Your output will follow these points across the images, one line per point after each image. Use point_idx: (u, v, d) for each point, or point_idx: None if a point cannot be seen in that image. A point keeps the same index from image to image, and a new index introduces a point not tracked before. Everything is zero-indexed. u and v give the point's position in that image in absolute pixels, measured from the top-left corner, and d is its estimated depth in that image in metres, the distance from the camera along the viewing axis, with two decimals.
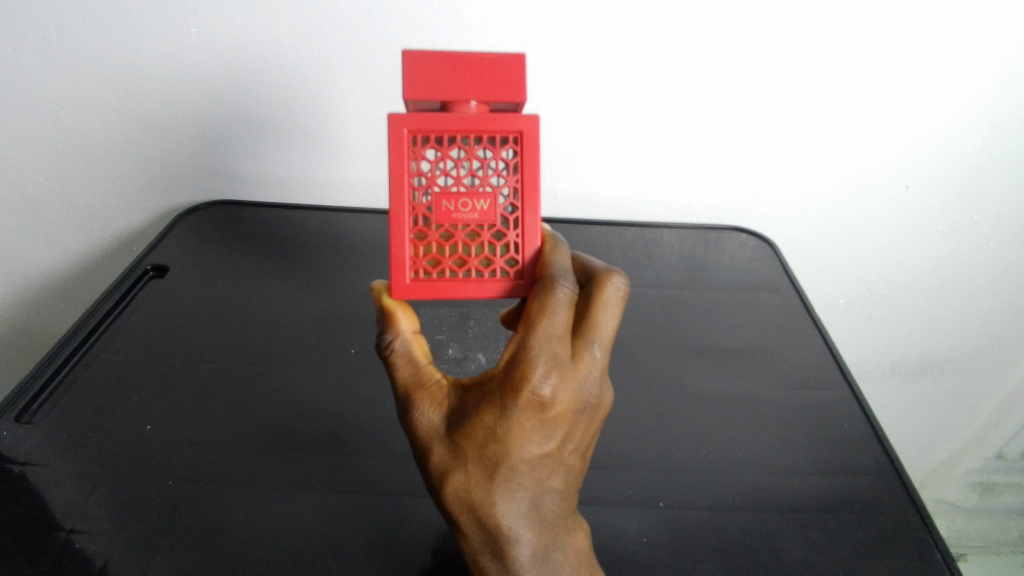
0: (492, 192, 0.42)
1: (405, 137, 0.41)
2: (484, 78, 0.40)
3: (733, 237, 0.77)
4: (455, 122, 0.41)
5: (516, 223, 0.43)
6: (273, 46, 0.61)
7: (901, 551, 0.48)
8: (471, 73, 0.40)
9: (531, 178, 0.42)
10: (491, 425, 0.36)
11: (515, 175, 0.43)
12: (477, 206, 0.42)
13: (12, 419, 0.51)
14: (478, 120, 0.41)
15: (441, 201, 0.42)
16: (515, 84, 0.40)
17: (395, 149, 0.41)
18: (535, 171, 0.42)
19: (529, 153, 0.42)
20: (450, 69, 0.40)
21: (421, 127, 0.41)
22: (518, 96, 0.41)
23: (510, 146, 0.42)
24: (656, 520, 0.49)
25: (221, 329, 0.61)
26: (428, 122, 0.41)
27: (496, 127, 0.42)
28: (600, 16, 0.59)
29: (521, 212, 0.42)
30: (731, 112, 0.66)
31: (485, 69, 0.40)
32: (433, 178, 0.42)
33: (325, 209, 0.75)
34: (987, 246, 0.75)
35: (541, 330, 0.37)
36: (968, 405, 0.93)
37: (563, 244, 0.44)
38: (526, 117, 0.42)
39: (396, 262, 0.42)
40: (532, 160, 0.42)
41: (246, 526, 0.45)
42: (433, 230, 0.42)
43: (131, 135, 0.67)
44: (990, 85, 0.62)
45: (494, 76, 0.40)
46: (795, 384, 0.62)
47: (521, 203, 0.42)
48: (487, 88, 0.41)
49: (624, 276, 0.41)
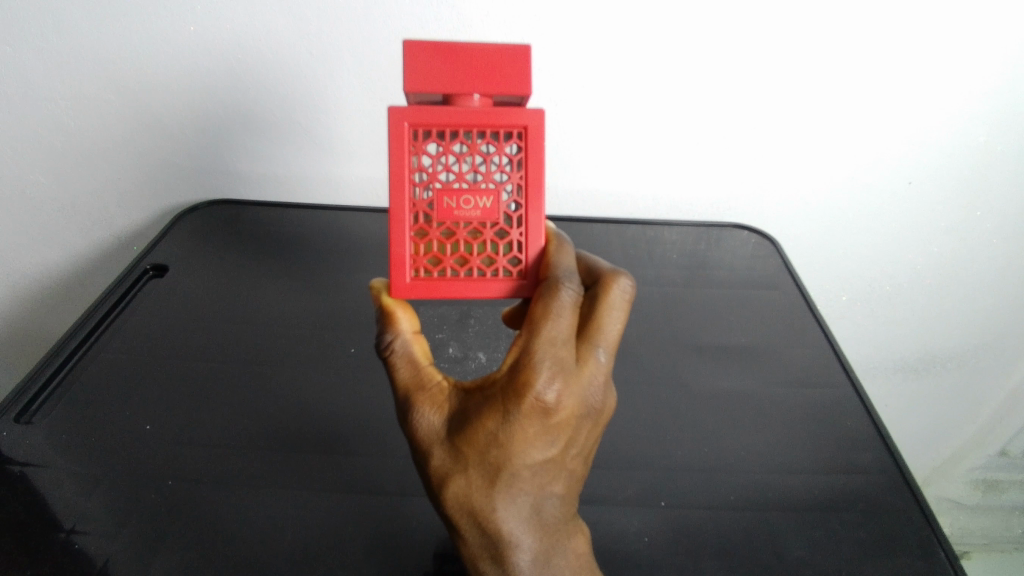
0: (494, 189, 0.42)
1: (405, 131, 0.41)
2: (487, 71, 0.40)
3: (734, 234, 0.76)
4: (457, 117, 0.41)
5: (520, 222, 0.43)
6: (271, 43, 0.60)
7: (905, 551, 0.48)
8: (474, 66, 0.40)
9: (534, 176, 0.42)
10: (493, 430, 0.36)
11: (518, 172, 0.42)
12: (479, 203, 0.42)
13: (13, 419, 0.51)
14: (481, 114, 0.41)
15: (442, 198, 0.42)
16: (519, 76, 0.40)
17: (396, 143, 0.41)
18: (540, 167, 0.42)
19: (533, 149, 0.42)
20: (452, 61, 0.39)
21: (422, 121, 0.41)
22: (522, 90, 0.40)
23: (514, 141, 0.42)
24: (657, 519, 0.48)
25: (220, 329, 0.61)
26: (430, 116, 0.41)
27: (499, 122, 0.41)
28: (600, 11, 0.58)
29: (524, 210, 0.42)
30: (733, 109, 0.65)
31: (490, 62, 0.40)
32: (435, 174, 0.42)
33: (324, 207, 0.75)
34: (990, 242, 0.74)
35: (545, 333, 0.36)
36: (970, 402, 0.92)
37: (567, 243, 0.43)
38: (530, 112, 0.42)
39: (397, 261, 0.42)
40: (537, 157, 0.42)
41: (247, 527, 0.45)
42: (434, 228, 0.42)
43: (129, 133, 0.67)
44: (995, 81, 0.62)
45: (497, 68, 0.40)
46: (797, 382, 0.61)
47: (524, 201, 0.42)
48: (491, 82, 0.40)
49: (630, 277, 0.40)
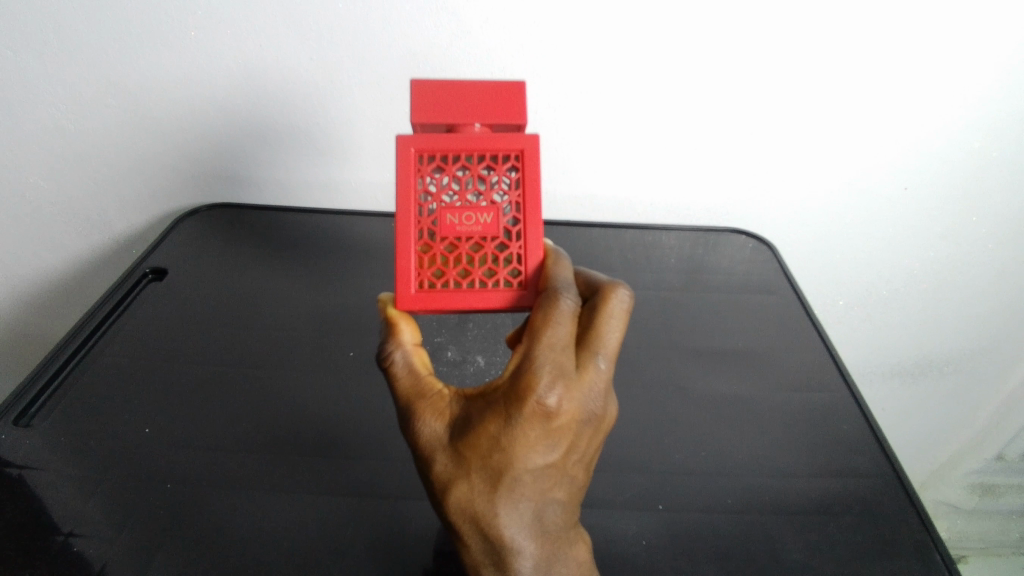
0: (494, 206, 0.43)
1: (412, 156, 0.42)
2: (488, 103, 0.42)
3: (732, 238, 0.77)
4: (460, 142, 0.43)
5: (518, 236, 0.43)
6: (271, 48, 0.60)
7: (901, 554, 0.49)
8: (475, 98, 0.42)
9: (532, 193, 0.43)
10: (496, 434, 0.36)
11: (517, 191, 0.44)
12: (480, 219, 0.43)
13: (11, 423, 0.52)
14: (483, 139, 0.43)
15: (444, 215, 0.43)
16: (517, 105, 0.42)
17: (403, 167, 0.42)
18: (537, 185, 0.43)
19: (530, 170, 0.43)
20: (455, 95, 0.42)
21: (428, 147, 0.42)
22: (520, 118, 0.42)
23: (512, 164, 0.44)
24: (655, 521, 0.49)
25: (219, 333, 0.61)
26: (436, 142, 0.42)
27: (498, 146, 0.43)
28: (601, 17, 0.58)
29: (523, 224, 0.43)
30: (732, 114, 0.65)
31: (491, 95, 0.42)
32: (438, 194, 0.43)
33: (323, 211, 0.75)
34: (986, 247, 0.75)
35: (545, 339, 0.37)
36: (968, 405, 0.93)
37: (565, 258, 0.44)
38: (527, 137, 0.44)
39: (402, 273, 0.42)
40: (533, 177, 0.43)
41: (246, 530, 0.45)
42: (438, 243, 0.43)
43: (130, 137, 0.67)
44: (992, 86, 0.62)
45: (497, 99, 0.42)
46: (794, 386, 0.62)
47: (523, 216, 0.43)
48: (492, 112, 0.42)
49: (629, 289, 0.42)
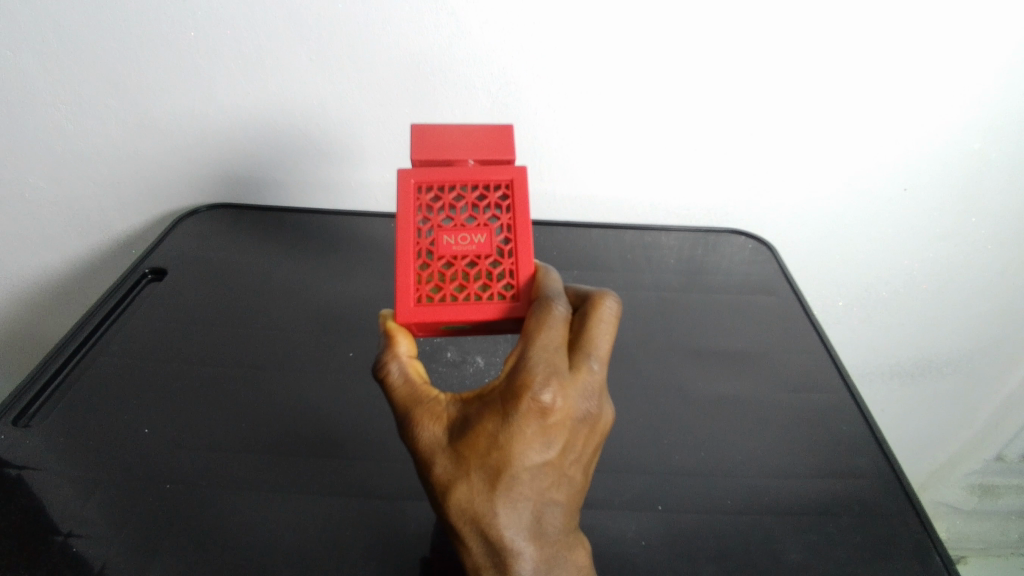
0: (489, 227, 0.44)
1: (411, 186, 0.44)
2: (481, 143, 0.45)
3: (731, 239, 0.77)
4: (456, 173, 0.44)
5: (511, 254, 0.44)
6: (271, 49, 0.60)
7: (900, 555, 0.49)
8: (470, 138, 0.45)
9: (522, 214, 0.44)
10: (493, 433, 0.36)
11: (508, 213, 0.45)
12: (475, 238, 0.44)
13: (11, 423, 0.52)
14: (476, 170, 0.45)
15: (442, 236, 0.43)
16: (507, 143, 0.45)
17: (403, 197, 0.44)
18: (526, 208, 0.44)
19: (520, 197, 0.45)
20: (452, 136, 0.45)
21: (426, 178, 0.44)
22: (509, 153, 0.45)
23: (503, 192, 0.45)
24: (655, 521, 0.49)
25: (219, 333, 0.61)
26: (434, 174, 0.44)
27: (490, 176, 0.45)
28: (602, 17, 0.58)
29: (515, 243, 0.44)
30: (732, 115, 0.65)
31: (484, 135, 0.45)
32: (435, 218, 0.44)
33: (323, 211, 0.76)
34: (985, 247, 0.75)
35: (539, 340, 0.38)
36: (967, 406, 0.93)
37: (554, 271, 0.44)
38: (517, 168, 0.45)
39: (401, 289, 0.43)
40: (523, 202, 0.45)
41: (245, 530, 0.45)
42: (435, 262, 0.43)
43: (130, 138, 0.67)
44: (993, 87, 0.62)
45: (489, 139, 0.45)
46: (793, 387, 0.62)
47: (515, 236, 0.44)
48: (485, 150, 0.45)
49: (616, 297, 0.43)
